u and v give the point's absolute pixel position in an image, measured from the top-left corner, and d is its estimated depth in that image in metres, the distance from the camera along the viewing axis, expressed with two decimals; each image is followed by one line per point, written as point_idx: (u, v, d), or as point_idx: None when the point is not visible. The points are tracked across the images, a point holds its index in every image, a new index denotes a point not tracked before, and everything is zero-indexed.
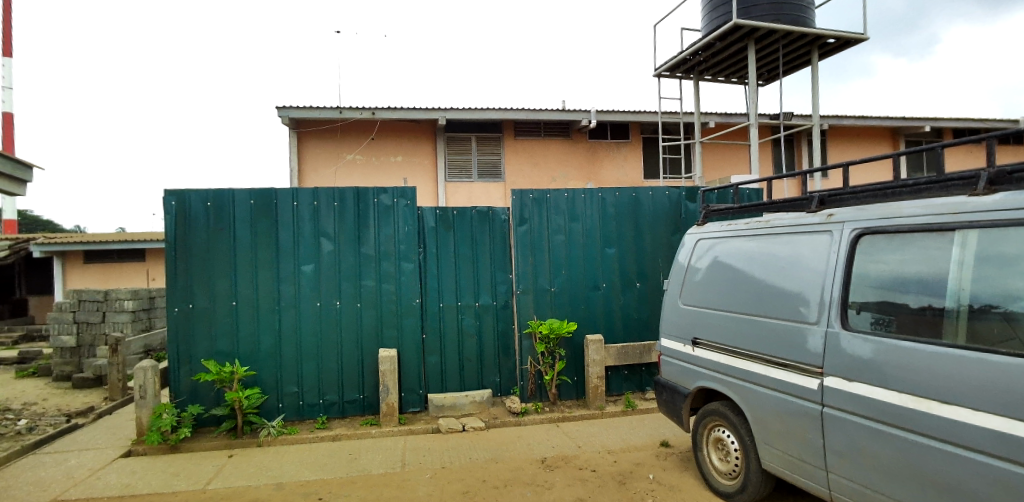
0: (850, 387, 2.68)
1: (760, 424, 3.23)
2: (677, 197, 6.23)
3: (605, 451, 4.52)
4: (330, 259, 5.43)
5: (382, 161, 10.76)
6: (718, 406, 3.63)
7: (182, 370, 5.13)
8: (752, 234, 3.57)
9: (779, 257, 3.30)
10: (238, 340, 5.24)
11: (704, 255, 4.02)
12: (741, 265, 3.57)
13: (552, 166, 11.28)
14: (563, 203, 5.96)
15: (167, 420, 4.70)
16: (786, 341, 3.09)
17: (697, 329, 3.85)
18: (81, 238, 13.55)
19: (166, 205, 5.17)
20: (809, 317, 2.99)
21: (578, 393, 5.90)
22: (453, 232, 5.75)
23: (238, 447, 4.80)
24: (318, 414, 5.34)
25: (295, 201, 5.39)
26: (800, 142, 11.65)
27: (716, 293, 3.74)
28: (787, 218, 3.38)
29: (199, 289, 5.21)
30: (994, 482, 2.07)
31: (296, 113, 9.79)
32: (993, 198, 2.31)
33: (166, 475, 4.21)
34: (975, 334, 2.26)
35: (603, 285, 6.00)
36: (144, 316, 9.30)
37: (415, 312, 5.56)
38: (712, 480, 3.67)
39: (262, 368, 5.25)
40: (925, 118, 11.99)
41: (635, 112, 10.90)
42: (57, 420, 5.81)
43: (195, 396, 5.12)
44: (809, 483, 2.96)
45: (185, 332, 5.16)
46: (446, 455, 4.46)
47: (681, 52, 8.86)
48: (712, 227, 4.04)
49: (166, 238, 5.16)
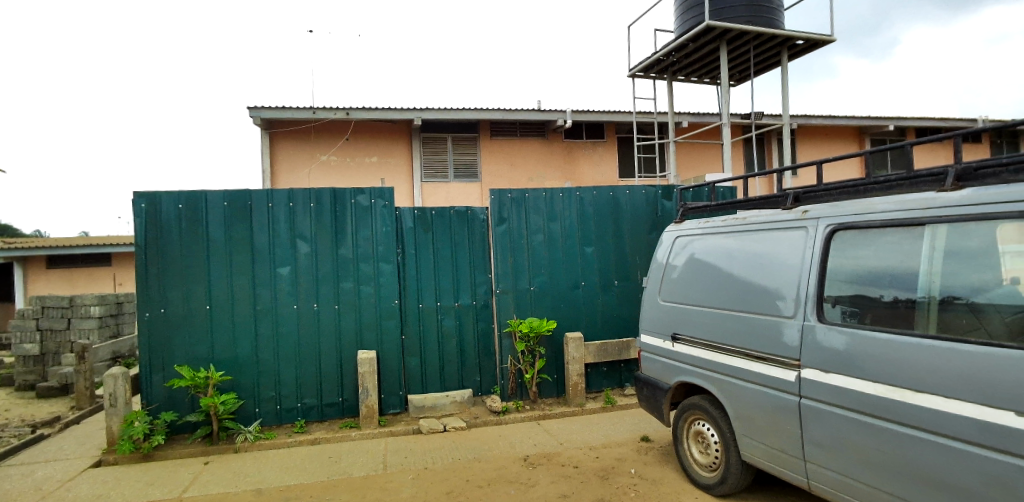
0: (828, 379, 2.77)
1: (741, 417, 3.31)
2: (653, 195, 6.32)
3: (587, 447, 4.56)
4: (308, 261, 5.35)
5: (358, 162, 10.64)
6: (698, 400, 3.69)
7: (155, 376, 4.98)
8: (730, 231, 3.65)
9: (756, 253, 3.38)
10: (214, 345, 5.12)
11: (681, 251, 4.09)
12: (719, 261, 3.64)
13: (530, 166, 11.32)
14: (542, 203, 5.99)
15: (140, 428, 4.55)
16: (764, 335, 3.18)
17: (677, 326, 3.91)
18: (42, 242, 13.03)
19: (136, 208, 5.02)
20: (787, 312, 3.07)
21: (559, 391, 5.94)
22: (433, 233, 5.73)
23: (214, 453, 4.68)
24: (296, 418, 5.25)
25: (271, 203, 5.29)
26: (771, 141, 11.96)
27: (695, 290, 3.81)
28: (763, 215, 3.47)
29: (173, 294, 5.07)
30: (967, 467, 2.16)
31: (269, 113, 9.60)
32: (961, 194, 2.41)
33: (140, 484, 4.08)
34: (946, 325, 2.36)
35: (582, 284, 6.06)
36: (112, 322, 8.98)
37: (395, 313, 5.52)
38: (693, 473, 3.74)
39: (240, 373, 5.14)
40: (888, 118, 12.43)
41: (611, 111, 11.03)
42: (21, 431, 5.58)
43: (170, 402, 4.98)
44: (789, 474, 3.04)
45: (159, 337, 5.01)
46: (429, 456, 4.44)
47: (655, 53, 9.00)
48: (690, 225, 4.11)
49: (137, 242, 5.01)
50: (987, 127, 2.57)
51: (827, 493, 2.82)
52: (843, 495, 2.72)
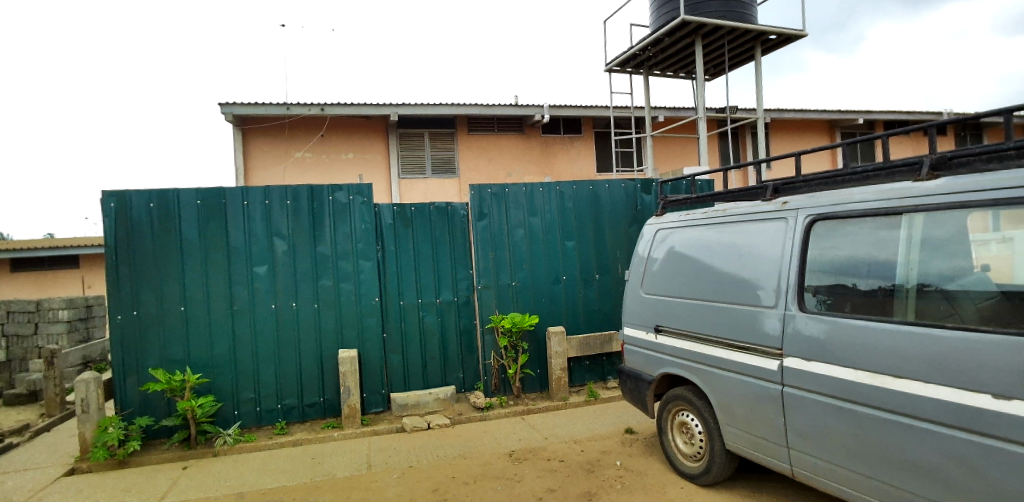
0: (810, 367, 2.83)
1: (725, 407, 3.37)
2: (633, 189, 6.38)
3: (572, 441, 4.60)
4: (285, 261, 5.26)
5: (334, 158, 10.47)
6: (682, 392, 3.75)
7: (128, 380, 4.84)
8: (710, 223, 3.70)
9: (736, 245, 3.43)
10: (189, 348, 5.00)
11: (662, 244, 4.14)
12: (701, 253, 3.69)
13: (509, 161, 11.31)
14: (522, 198, 5.99)
15: (113, 434, 4.42)
16: (746, 325, 3.23)
17: (660, 318, 3.96)
18: (3, 245, 12.51)
19: (105, 207, 4.86)
20: (768, 302, 3.13)
21: (542, 386, 5.97)
22: (413, 229, 5.69)
23: (192, 458, 4.58)
24: (276, 419, 5.17)
25: (246, 201, 5.17)
26: (744, 135, 12.18)
27: (677, 282, 3.85)
28: (743, 207, 3.53)
29: (145, 295, 4.93)
30: (945, 450, 2.24)
31: (241, 109, 9.38)
32: (936, 183, 2.49)
33: (115, 492, 3.97)
34: (924, 311, 2.43)
35: (564, 278, 6.09)
36: (81, 326, 8.69)
37: (376, 311, 5.47)
38: (678, 464, 3.80)
39: (216, 376, 5.03)
40: (857, 112, 12.77)
41: (589, 106, 11.08)
42: None
43: (144, 406, 4.85)
44: (773, 462, 3.11)
45: (132, 341, 4.87)
46: (413, 455, 4.42)
47: (631, 48, 9.05)
48: (671, 218, 4.15)
49: (107, 242, 4.85)
50: (959, 118, 2.66)
51: (811, 479, 2.90)
52: (826, 480, 2.80)
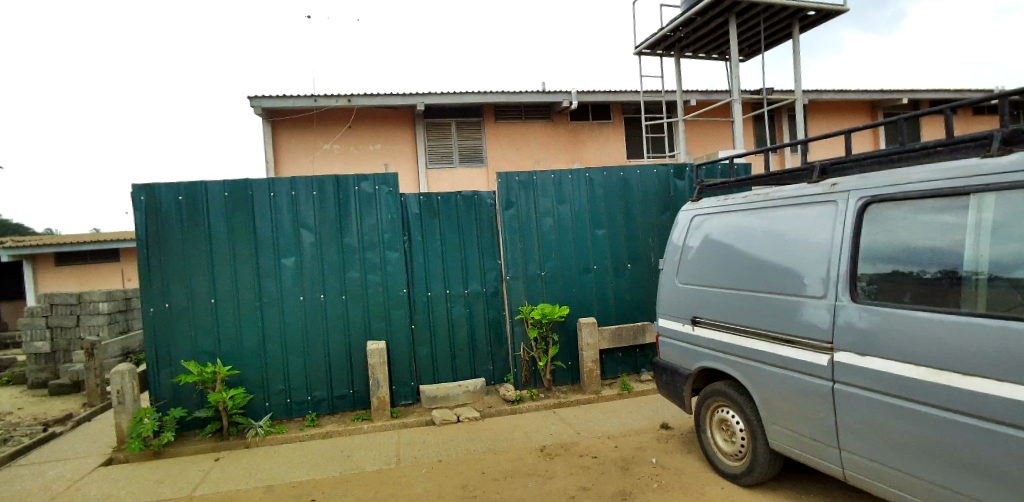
0: (864, 362, 2.62)
1: (769, 404, 3.18)
2: (665, 175, 6.17)
3: (606, 436, 4.49)
4: (312, 252, 5.28)
5: (362, 150, 10.52)
6: (721, 387, 3.58)
7: (161, 371, 4.96)
8: (751, 208, 3.50)
9: (780, 231, 3.22)
10: (219, 340, 5.08)
11: (697, 231, 3.96)
12: (741, 241, 3.49)
13: (535, 149, 11.15)
14: (550, 185, 5.86)
15: (148, 425, 4.53)
16: (791, 317, 3.04)
17: (697, 308, 3.79)
18: (49, 240, 13.06)
19: (136, 200, 4.96)
20: (816, 292, 2.92)
21: (574, 378, 5.86)
22: (439, 219, 5.63)
23: (225, 449, 4.66)
24: (307, 411, 5.23)
25: (272, 192, 5.21)
26: (781, 118, 11.70)
27: (714, 272, 3.67)
28: (787, 191, 3.32)
29: (175, 288, 5.02)
30: (1018, 454, 2.03)
31: (269, 102, 9.49)
32: (1009, 159, 2.25)
33: (150, 483, 4.07)
34: (996, 302, 2.20)
35: (594, 268, 5.94)
36: (121, 318, 8.98)
37: (403, 302, 5.45)
38: (718, 462, 3.64)
39: (247, 367, 5.11)
40: (901, 91, 12.10)
41: (618, 91, 10.82)
42: (33, 430, 5.58)
43: (178, 398, 4.97)
44: (821, 463, 2.92)
45: (163, 333, 4.98)
46: (443, 449, 4.39)
47: (662, 29, 8.75)
48: (707, 203, 3.96)
49: (138, 235, 4.96)
50: None
51: (863, 482, 2.70)
52: (881, 484, 2.60)
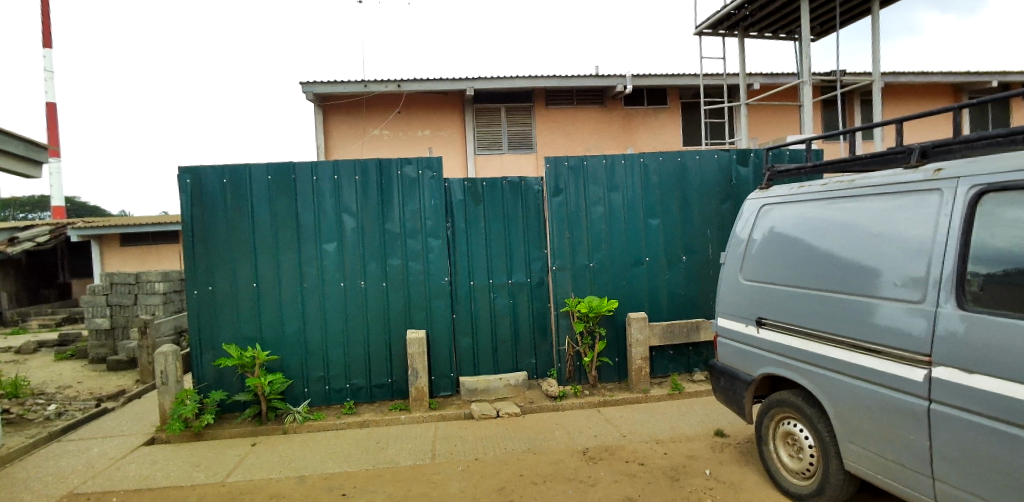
0: (970, 380, 2.23)
1: (846, 420, 2.84)
2: (727, 161, 5.78)
3: (653, 441, 4.25)
4: (353, 237, 5.27)
5: (409, 136, 10.54)
6: (789, 397, 3.26)
7: (204, 354, 5.10)
8: (831, 198, 3.12)
9: (866, 225, 2.84)
10: (260, 323, 5.17)
11: (764, 222, 3.63)
12: (817, 235, 3.13)
13: (584, 135, 10.83)
14: (601, 171, 5.60)
15: (189, 407, 4.68)
16: (876, 324, 2.69)
17: (763, 309, 3.47)
18: (117, 221, 13.90)
19: (182, 183, 5.09)
20: (912, 295, 2.54)
21: (620, 376, 5.63)
22: (483, 205, 5.50)
23: (263, 434, 4.75)
24: (345, 399, 5.26)
25: (315, 176, 5.22)
26: (853, 102, 10.85)
27: (785, 269, 3.33)
28: (877, 178, 2.92)
29: (219, 272, 5.14)
30: None
31: (321, 88, 9.63)
32: None
33: (186, 466, 4.18)
34: None
35: (646, 259, 5.66)
36: (176, 298, 9.44)
37: (445, 292, 5.37)
38: (781, 478, 3.35)
39: (286, 353, 5.18)
40: (993, 72, 10.97)
41: (675, 74, 10.35)
42: (87, 405, 5.89)
43: (218, 381, 5.10)
44: (910, 492, 2.56)
45: (207, 315, 5.11)
46: (480, 446, 4.28)
47: (725, 7, 8.22)
48: (778, 191, 3.60)
49: (184, 218, 5.09)
50: None
51: None
52: None
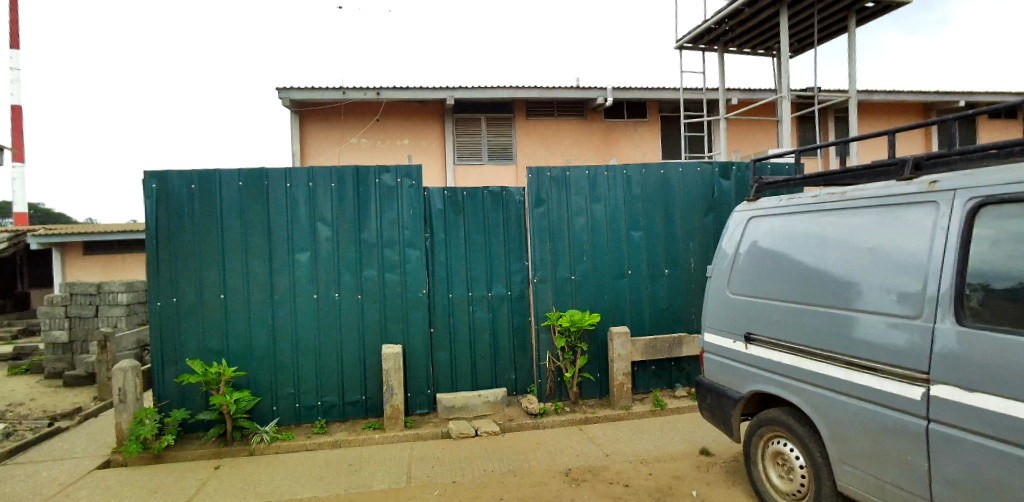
0: (974, 400, 2.19)
1: (840, 440, 2.80)
2: (710, 174, 5.82)
3: (638, 461, 4.18)
4: (328, 247, 5.12)
5: (387, 145, 10.42)
6: (778, 415, 3.24)
7: (167, 369, 4.87)
8: (824, 211, 3.11)
9: (859, 241, 2.82)
10: (227, 337, 4.97)
11: (753, 235, 3.61)
12: (809, 250, 3.11)
13: (565, 146, 10.85)
14: (584, 182, 5.57)
15: (148, 427, 4.42)
16: (870, 341, 2.67)
17: (753, 324, 3.43)
18: (80, 229, 13.38)
19: (148, 188, 4.89)
20: (908, 310, 2.52)
21: (602, 392, 5.56)
22: (464, 215, 5.42)
23: (228, 455, 4.53)
24: (316, 417, 5.07)
25: (289, 183, 5.07)
26: (827, 119, 11.14)
27: (775, 283, 3.30)
28: (870, 190, 2.91)
29: (185, 282, 4.93)
30: None
31: (297, 95, 9.46)
32: None
33: (143, 492, 3.94)
34: None
35: (628, 273, 5.63)
36: (140, 309, 9.08)
37: (423, 304, 5.25)
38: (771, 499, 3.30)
39: (253, 369, 4.98)
40: (959, 93, 11.39)
41: (654, 88, 10.47)
42: (39, 424, 5.57)
43: (181, 399, 4.87)
44: None
45: (169, 328, 4.88)
46: (460, 468, 4.15)
47: (706, 22, 8.36)
48: (767, 203, 3.58)
49: (148, 225, 4.88)
50: None
51: None
52: None
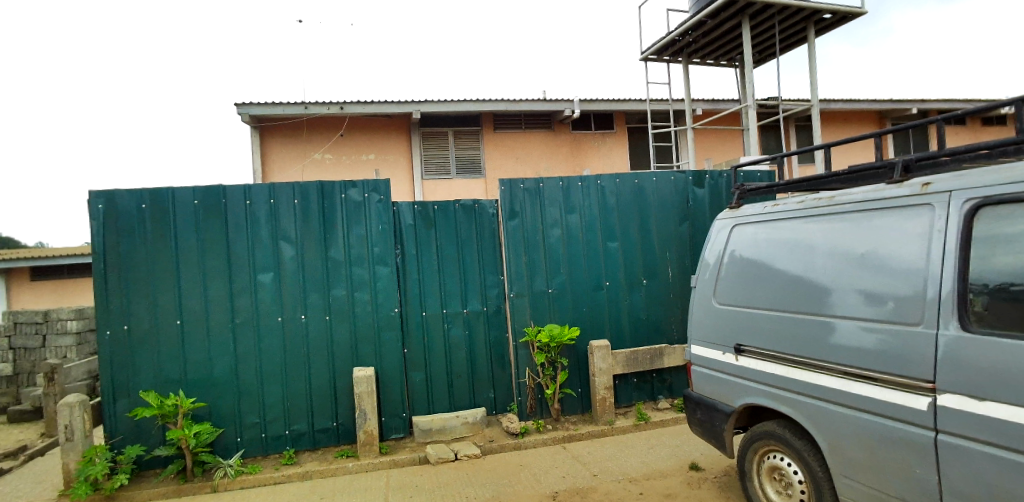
0: (980, 408, 2.13)
1: (841, 453, 2.76)
2: (683, 183, 5.87)
3: (626, 480, 4.09)
4: (292, 266, 4.92)
5: (355, 159, 10.25)
6: (774, 428, 3.20)
7: (119, 404, 4.56)
8: (813, 217, 3.10)
9: (852, 248, 2.81)
10: (184, 366, 4.70)
11: (739, 244, 3.60)
12: (799, 259, 3.10)
13: (536, 159, 10.88)
14: (558, 193, 5.53)
15: (99, 466, 4.10)
16: (865, 350, 2.65)
17: (743, 335, 3.40)
18: (26, 254, 12.66)
19: (93, 209, 4.62)
20: (907, 317, 2.48)
21: (584, 407, 5.48)
22: (436, 230, 5.30)
23: (188, 492, 4.26)
24: (284, 447, 4.83)
25: (248, 200, 4.88)
26: (789, 128, 11.50)
27: (766, 293, 3.28)
28: (859, 194, 2.89)
29: (137, 308, 4.65)
30: None
31: (258, 110, 9.21)
32: None
33: None
34: None
35: (606, 284, 5.60)
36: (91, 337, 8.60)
37: (395, 324, 5.08)
38: None
39: (214, 399, 4.71)
40: (910, 101, 11.93)
41: (621, 99, 10.61)
42: None
43: (136, 434, 4.56)
44: None
45: (120, 359, 4.59)
46: (440, 496, 3.98)
47: (670, 33, 8.53)
48: (752, 211, 3.58)
49: (95, 248, 4.60)
50: None
51: None
52: None
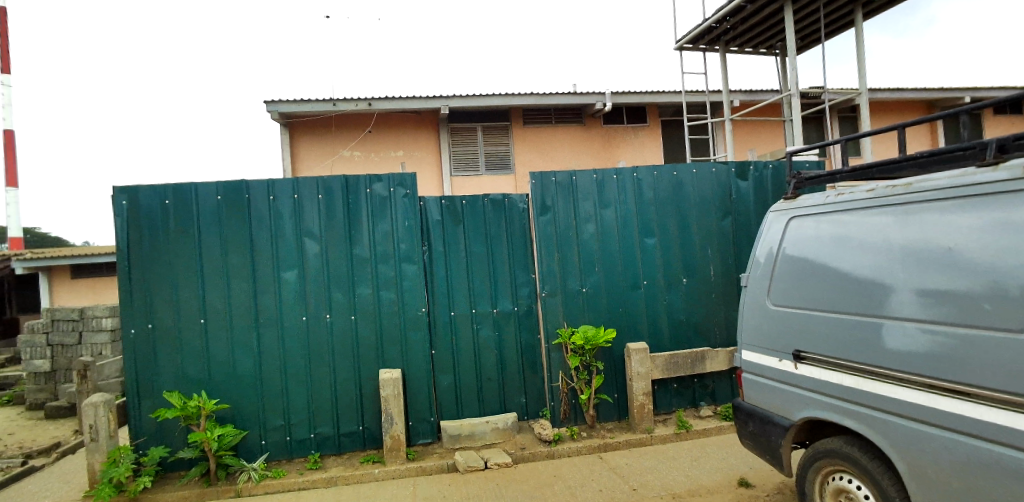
0: None
1: (922, 476, 2.49)
2: (726, 176, 5.59)
3: (670, 496, 3.87)
4: (316, 262, 4.88)
5: (381, 156, 10.24)
6: (841, 446, 2.94)
7: (144, 404, 4.60)
8: (885, 210, 2.82)
9: (933, 245, 2.52)
10: (209, 365, 4.71)
11: (794, 240, 3.34)
12: (868, 257, 2.82)
13: (564, 155, 10.67)
14: (592, 186, 5.34)
15: (121, 469, 4.12)
16: (953, 359, 2.37)
17: (801, 340, 3.15)
18: (68, 252, 13.14)
19: (117, 206, 4.65)
20: (1006, 323, 2.20)
21: (620, 414, 5.28)
22: (463, 225, 5.18)
23: (212, 495, 4.26)
24: (309, 450, 4.79)
25: (272, 196, 4.85)
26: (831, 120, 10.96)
27: (828, 293, 3.01)
28: (940, 179, 2.61)
29: (161, 304, 4.68)
30: None
31: (286, 107, 9.27)
32: None
33: None
34: None
35: (643, 283, 5.37)
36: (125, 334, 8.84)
37: (421, 323, 4.98)
38: None
39: (238, 399, 4.70)
40: (963, 89, 11.23)
41: (653, 91, 10.28)
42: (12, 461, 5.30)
43: (160, 435, 4.60)
44: None
45: (144, 358, 4.63)
46: None
47: (707, 20, 8.20)
48: (810, 202, 3.30)
49: (119, 244, 4.64)
50: None
51: None
52: None
